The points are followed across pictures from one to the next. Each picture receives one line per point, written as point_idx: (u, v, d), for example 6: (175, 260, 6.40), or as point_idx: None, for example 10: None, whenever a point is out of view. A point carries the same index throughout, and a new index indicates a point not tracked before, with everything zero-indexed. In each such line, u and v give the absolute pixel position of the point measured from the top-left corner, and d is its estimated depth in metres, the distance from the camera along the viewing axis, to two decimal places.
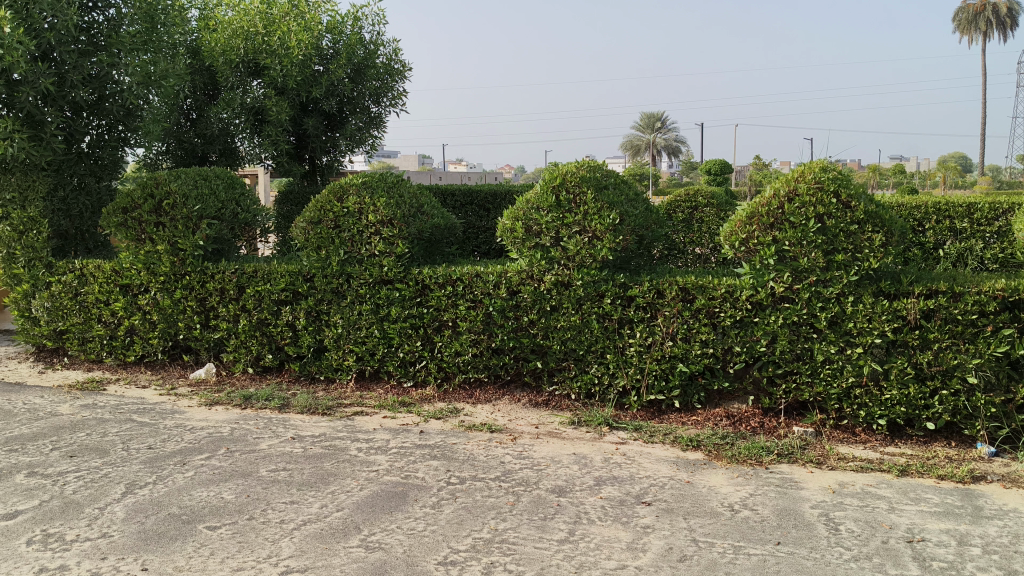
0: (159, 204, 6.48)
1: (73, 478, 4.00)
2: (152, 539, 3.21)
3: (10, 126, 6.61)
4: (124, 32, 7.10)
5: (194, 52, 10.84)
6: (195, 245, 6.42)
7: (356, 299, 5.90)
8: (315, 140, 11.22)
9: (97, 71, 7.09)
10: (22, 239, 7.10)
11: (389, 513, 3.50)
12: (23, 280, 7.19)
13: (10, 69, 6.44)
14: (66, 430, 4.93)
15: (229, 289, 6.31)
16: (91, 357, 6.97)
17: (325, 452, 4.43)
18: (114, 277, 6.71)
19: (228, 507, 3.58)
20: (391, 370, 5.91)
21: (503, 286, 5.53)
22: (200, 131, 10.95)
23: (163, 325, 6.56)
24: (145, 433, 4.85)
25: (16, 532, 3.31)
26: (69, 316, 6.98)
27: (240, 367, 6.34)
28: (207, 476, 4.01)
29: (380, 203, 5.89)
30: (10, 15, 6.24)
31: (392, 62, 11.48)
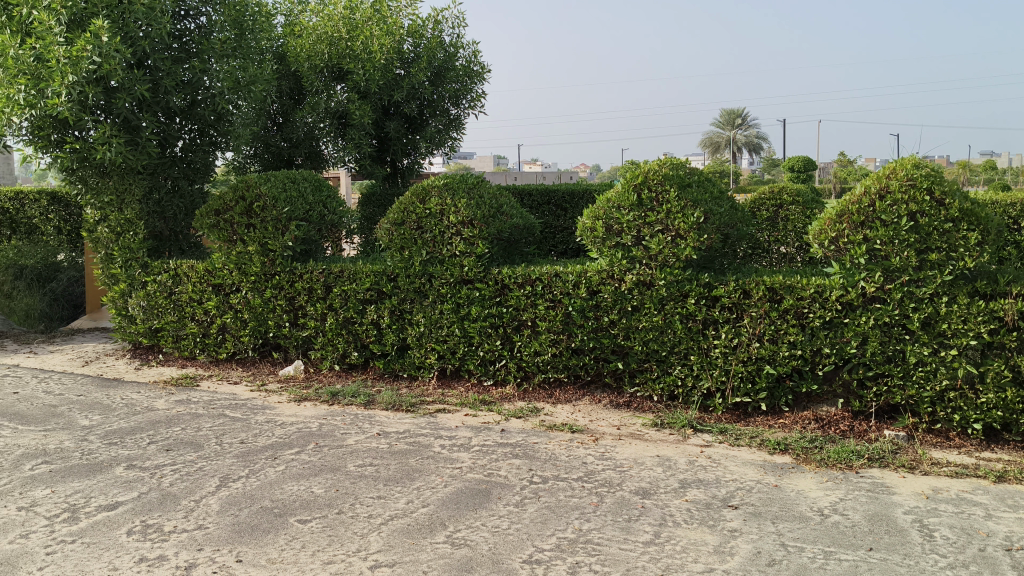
0: (250, 207, 6.66)
1: (170, 471, 4.13)
2: (246, 532, 3.30)
3: (108, 131, 6.87)
4: (215, 39, 7.32)
5: (281, 58, 11.00)
6: (284, 246, 6.57)
7: (438, 298, 5.97)
8: (397, 143, 11.42)
9: (190, 77, 7.34)
10: (119, 240, 7.39)
11: (474, 511, 3.52)
12: (120, 279, 7.47)
13: (108, 76, 6.69)
14: (162, 424, 5.10)
15: (316, 289, 6.44)
16: (184, 354, 7.19)
17: (409, 449, 4.48)
18: (206, 276, 6.93)
19: (318, 501, 3.65)
20: (472, 368, 5.95)
21: (584, 286, 5.51)
22: (287, 136, 11.18)
23: (253, 323, 6.74)
24: (237, 428, 4.99)
25: (117, 522, 3.44)
26: (164, 314, 7.23)
27: (326, 364, 6.46)
28: (297, 470, 4.11)
29: (462, 203, 5.91)
30: (107, 24, 6.46)
31: (472, 64, 11.59)
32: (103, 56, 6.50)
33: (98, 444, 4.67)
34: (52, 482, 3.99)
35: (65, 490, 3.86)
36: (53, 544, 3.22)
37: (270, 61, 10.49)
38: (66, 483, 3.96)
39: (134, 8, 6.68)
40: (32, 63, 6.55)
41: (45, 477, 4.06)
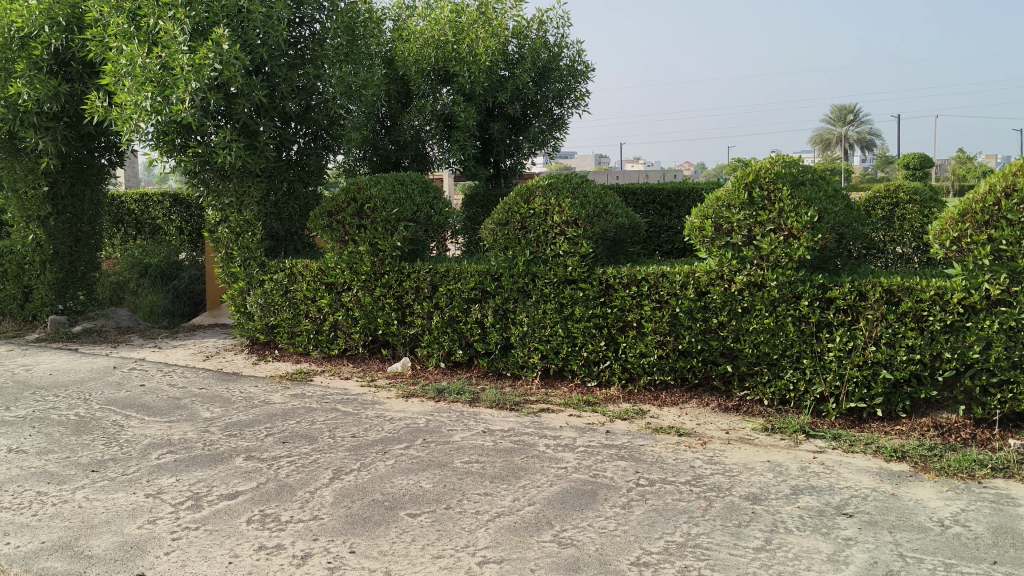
0: (361, 208, 6.84)
1: (286, 462, 4.29)
2: (359, 523, 3.39)
3: (228, 136, 7.16)
4: (328, 45, 7.53)
5: (389, 62, 11.18)
6: (393, 246, 6.69)
7: (542, 298, 6.00)
8: (500, 144, 11.51)
9: (304, 82, 7.57)
10: (239, 241, 7.67)
11: (581, 511, 3.53)
12: (239, 278, 7.76)
13: (228, 82, 6.98)
14: (279, 417, 5.29)
15: (423, 288, 6.56)
16: (299, 349, 7.45)
17: (515, 447, 4.52)
18: (319, 276, 7.14)
19: (427, 496, 3.72)
20: (576, 368, 5.96)
21: (692, 287, 5.44)
22: (395, 139, 11.34)
23: (364, 321, 6.91)
24: (349, 421, 5.13)
25: (238, 511, 3.58)
26: (280, 312, 7.49)
27: (433, 362, 6.58)
28: (406, 465, 4.19)
29: (566, 203, 5.90)
30: (228, 33, 6.73)
31: (576, 63, 11.59)
32: (223, 63, 6.79)
33: (218, 435, 4.88)
34: (177, 471, 4.19)
35: (189, 479, 4.04)
36: (178, 530, 3.37)
37: (379, 65, 10.71)
38: (190, 472, 4.14)
39: (252, 17, 6.93)
40: (158, 71, 6.87)
41: (171, 466, 4.26)
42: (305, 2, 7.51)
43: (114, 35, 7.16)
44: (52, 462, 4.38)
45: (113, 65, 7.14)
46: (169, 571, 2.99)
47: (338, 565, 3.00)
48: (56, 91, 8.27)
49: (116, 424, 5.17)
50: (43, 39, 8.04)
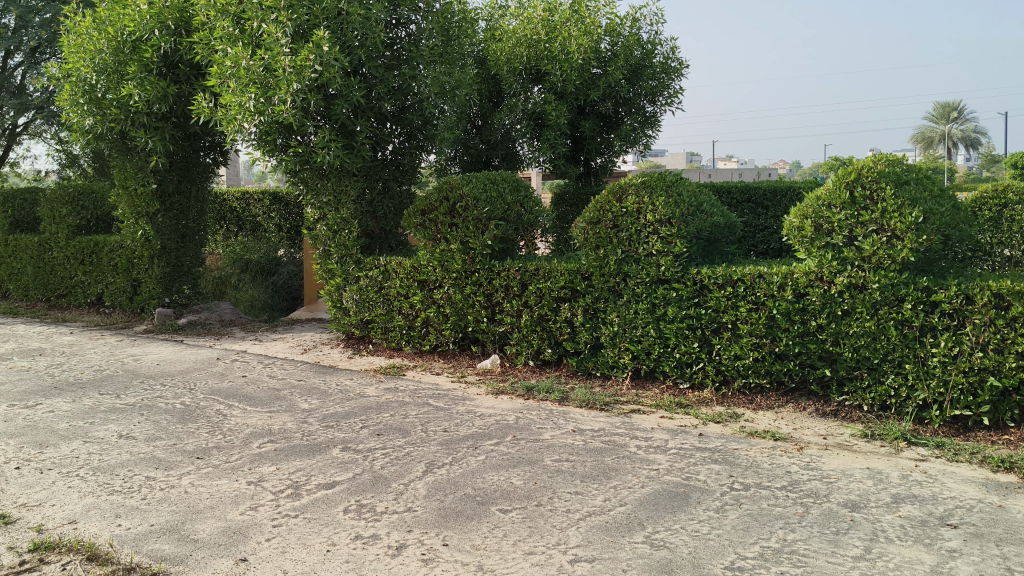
0: (453, 207, 6.93)
1: (381, 454, 4.38)
2: (451, 517, 3.44)
3: (327, 135, 7.36)
4: (424, 46, 7.64)
5: (481, 62, 11.27)
6: (484, 245, 6.75)
7: (633, 298, 5.96)
8: (591, 143, 11.50)
9: (400, 82, 7.71)
10: (336, 238, 7.85)
11: (673, 513, 3.51)
12: (335, 274, 7.95)
13: (327, 83, 7.16)
14: (373, 410, 5.41)
15: (514, 286, 6.60)
16: (391, 344, 7.59)
17: (606, 447, 4.52)
18: (413, 272, 7.25)
19: (518, 492, 3.75)
20: (668, 370, 5.89)
21: (790, 288, 5.33)
22: (485, 138, 11.39)
23: (455, 317, 6.99)
24: (441, 416, 5.22)
25: (334, 500, 3.68)
26: (374, 307, 7.65)
27: (521, 359, 6.61)
28: (497, 461, 4.23)
29: (659, 202, 5.88)
30: (328, 35, 6.90)
31: (670, 61, 11.51)
32: (323, 65, 6.97)
33: (316, 426, 5.01)
34: (277, 460, 4.32)
35: (288, 468, 4.16)
36: (279, 518, 3.48)
37: (471, 65, 10.81)
38: (289, 462, 4.27)
39: (352, 19, 7.07)
40: (261, 73, 7.09)
41: (271, 455, 4.40)
42: (402, 4, 7.63)
43: (220, 38, 7.43)
44: (160, 449, 4.57)
45: (218, 67, 7.40)
46: (270, 556, 3.09)
47: (432, 557, 3.05)
48: (165, 93, 8.62)
49: (219, 414, 5.36)
50: (153, 42, 8.38)
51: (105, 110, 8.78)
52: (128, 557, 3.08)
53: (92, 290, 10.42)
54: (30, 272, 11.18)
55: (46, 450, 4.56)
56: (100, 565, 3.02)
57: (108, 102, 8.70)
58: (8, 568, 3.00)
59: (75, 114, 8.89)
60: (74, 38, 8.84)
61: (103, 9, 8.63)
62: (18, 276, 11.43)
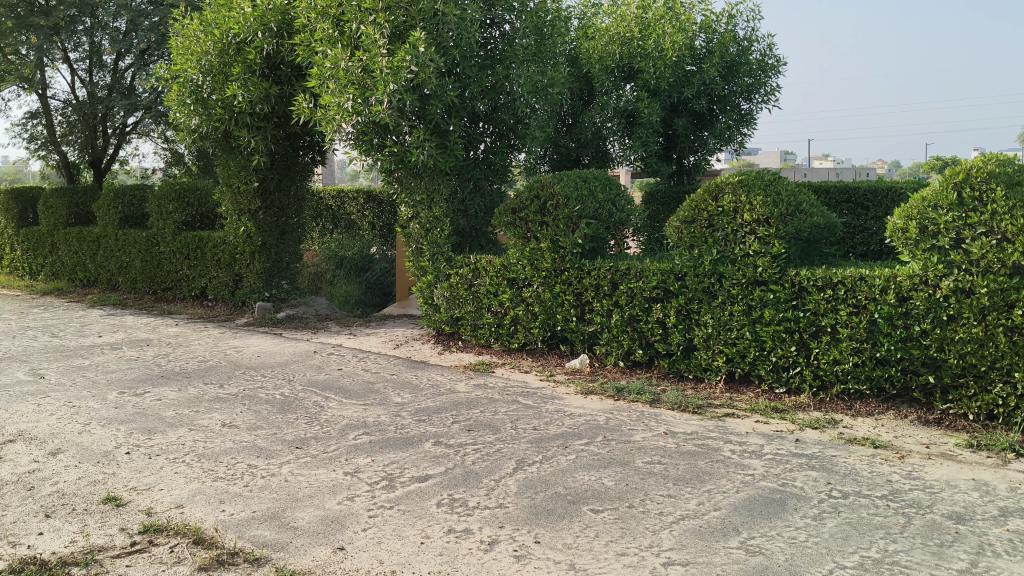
0: (544, 205, 6.96)
1: (472, 449, 4.43)
2: (543, 515, 3.46)
3: (422, 135, 7.47)
4: (518, 46, 7.67)
5: (573, 60, 11.23)
6: (574, 243, 6.75)
7: (728, 299, 5.88)
8: (684, 140, 11.39)
9: (493, 82, 7.77)
10: (428, 236, 7.96)
11: (768, 519, 3.45)
12: (427, 271, 8.07)
13: (423, 84, 7.27)
14: (464, 405, 5.47)
15: (604, 286, 6.58)
16: (481, 341, 7.66)
17: (698, 451, 4.47)
18: (503, 271, 7.30)
19: (610, 493, 3.75)
20: (763, 374, 5.78)
21: (892, 292, 5.17)
22: (576, 137, 11.32)
23: (544, 316, 7.01)
24: (531, 414, 5.24)
25: (428, 493, 3.74)
26: (464, 305, 7.73)
27: (611, 360, 6.58)
28: (588, 461, 4.24)
29: (757, 202, 5.80)
30: (425, 36, 7.00)
31: (766, 57, 11.34)
32: (419, 66, 7.08)
33: (409, 420, 5.10)
34: (372, 452, 4.41)
35: (382, 460, 4.25)
36: (374, 508, 3.56)
37: (564, 62, 10.83)
38: (383, 454, 4.36)
39: (447, 20, 7.15)
40: (360, 73, 7.26)
41: (366, 447, 4.50)
42: (496, 4, 7.67)
43: (321, 40, 7.62)
44: (261, 438, 4.72)
45: (319, 68, 7.59)
46: (366, 546, 3.16)
47: (524, 554, 3.08)
48: (267, 93, 8.88)
49: (316, 405, 5.51)
50: (257, 44, 8.63)
51: (210, 110, 9.12)
52: (232, 542, 3.20)
53: (196, 283, 10.82)
54: (138, 266, 11.68)
55: (154, 436, 4.76)
56: (206, 548, 3.14)
57: (213, 102, 9.04)
58: (121, 548, 3.14)
59: (182, 114, 9.27)
60: (182, 41, 9.19)
61: (209, 12, 8.94)
62: (127, 269, 11.94)
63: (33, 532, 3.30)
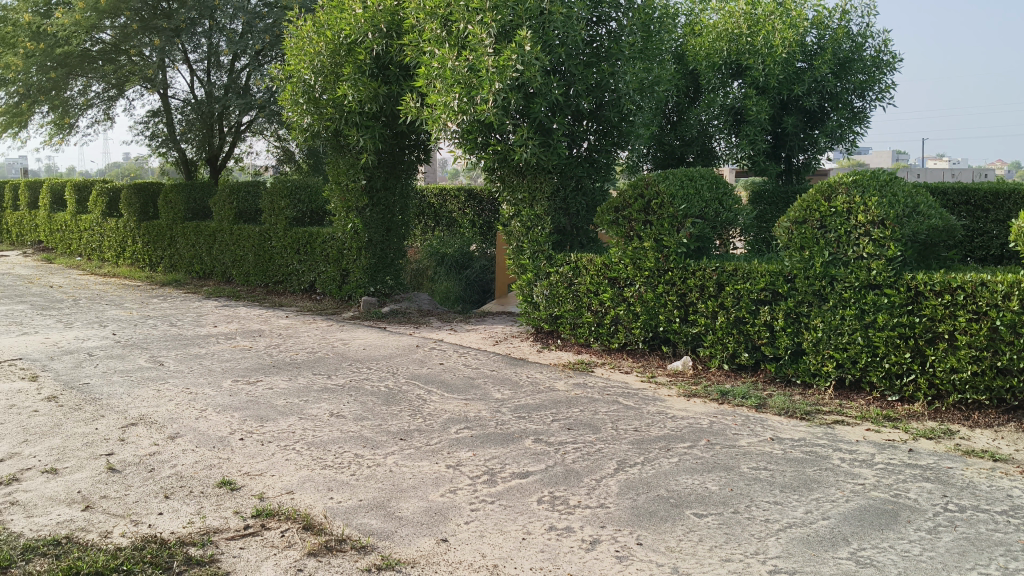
0: (648, 204, 6.91)
1: (573, 448, 4.43)
2: (645, 517, 3.44)
3: (526, 134, 7.49)
4: (624, 42, 7.58)
5: (680, 58, 11.05)
6: (679, 243, 6.68)
7: (839, 302, 5.70)
8: (794, 138, 11.12)
9: (598, 79, 7.73)
10: (529, 234, 8.00)
11: (880, 531, 3.34)
12: (528, 269, 8.11)
13: (528, 83, 7.30)
14: (564, 404, 5.48)
15: (709, 287, 6.48)
16: (580, 341, 7.65)
17: (806, 458, 4.36)
18: (604, 269, 7.27)
19: (713, 497, 3.69)
20: (875, 381, 5.59)
21: (1016, 298, 4.95)
22: (681, 135, 11.11)
23: (646, 316, 6.94)
24: (632, 415, 5.20)
25: (529, 490, 3.76)
26: (564, 303, 7.73)
27: (716, 363, 6.46)
28: (691, 464, 4.18)
29: (872, 203, 5.62)
30: (530, 34, 7.03)
31: (881, 54, 10.96)
32: (525, 64, 7.10)
33: (509, 416, 5.14)
34: (473, 446, 4.46)
35: (484, 455, 4.29)
36: (476, 502, 3.60)
37: (672, 58, 10.63)
38: (485, 449, 4.40)
39: (554, 18, 7.16)
40: (466, 73, 7.33)
41: (468, 441, 4.55)
42: (602, 1, 7.67)
43: (429, 40, 7.75)
44: (367, 428, 4.83)
45: (426, 68, 7.72)
46: (469, 539, 3.20)
47: (627, 555, 3.06)
48: (376, 93, 9.07)
49: (419, 398, 5.60)
50: (367, 44, 8.82)
51: (322, 109, 9.39)
52: (340, 529, 3.28)
53: (305, 277, 11.14)
54: (251, 259, 12.10)
55: (266, 423, 4.92)
56: (316, 534, 3.23)
57: (324, 101, 9.31)
58: (235, 530, 3.26)
59: (294, 113, 9.55)
60: (296, 41, 9.46)
61: (323, 14, 9.20)
62: (241, 262, 12.38)
63: (153, 511, 3.46)
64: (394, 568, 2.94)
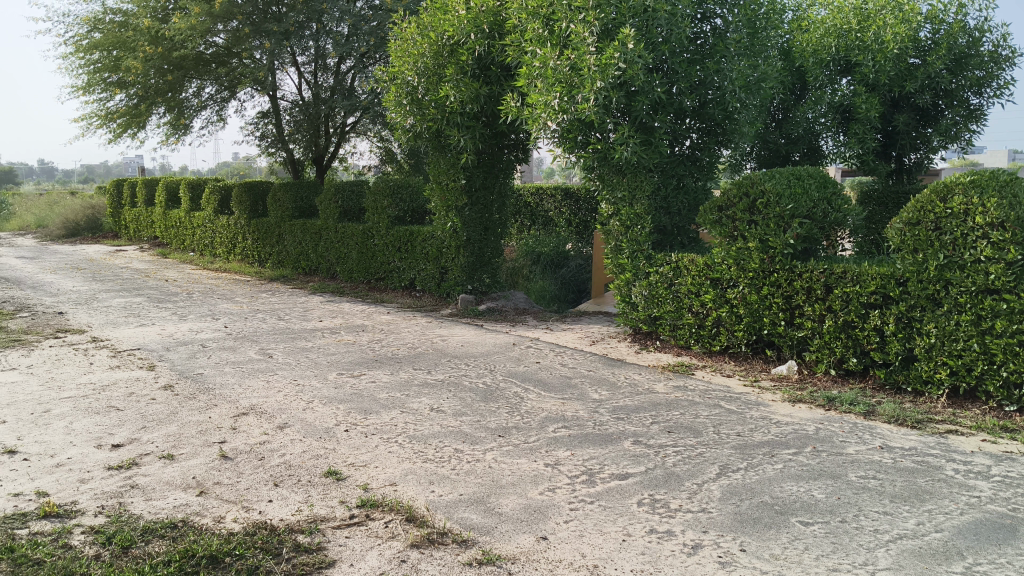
0: (753, 204, 6.78)
1: (673, 451, 4.38)
2: (749, 523, 3.37)
3: (627, 132, 7.46)
4: (730, 39, 7.46)
5: (786, 53, 10.74)
6: (786, 244, 6.53)
7: (955, 307, 5.48)
8: (905, 137, 10.79)
9: (702, 77, 7.58)
10: (629, 233, 7.94)
11: (998, 546, 3.19)
12: (627, 269, 8.06)
13: (630, 81, 7.22)
14: (663, 406, 5.42)
15: (817, 289, 6.30)
16: (680, 342, 7.56)
17: (918, 468, 4.20)
18: (706, 270, 7.17)
19: (819, 505, 3.60)
20: (992, 390, 5.35)
21: None
22: (786, 132, 10.84)
23: (749, 318, 6.81)
24: (734, 419, 5.11)
25: (629, 492, 3.73)
26: (664, 304, 7.65)
27: (822, 368, 6.29)
28: (796, 471, 4.08)
29: (991, 203, 5.35)
30: (634, 32, 6.94)
31: (1000, 48, 10.42)
32: (627, 62, 7.01)
33: (608, 417, 5.11)
34: (572, 445, 4.46)
35: (582, 455, 4.28)
36: (575, 502, 3.59)
37: (779, 56, 10.32)
38: (583, 449, 4.39)
39: (658, 15, 7.08)
40: (568, 72, 7.37)
41: (566, 441, 4.55)
42: None
43: (531, 40, 7.79)
44: (466, 424, 4.88)
45: (528, 68, 7.77)
46: (569, 538, 3.20)
47: (729, 561, 3.01)
48: (477, 93, 9.13)
49: (517, 396, 5.62)
50: (469, 45, 8.90)
51: (424, 110, 9.55)
52: (441, 523, 3.32)
53: (406, 275, 11.33)
54: (354, 256, 12.36)
55: (369, 416, 5.03)
56: (418, 527, 3.28)
57: (427, 103, 9.47)
58: (341, 520, 3.34)
59: (398, 114, 9.74)
60: (401, 44, 9.64)
61: (426, 16, 9.33)
62: (345, 259, 12.67)
63: (263, 499, 3.57)
64: (495, 564, 2.96)
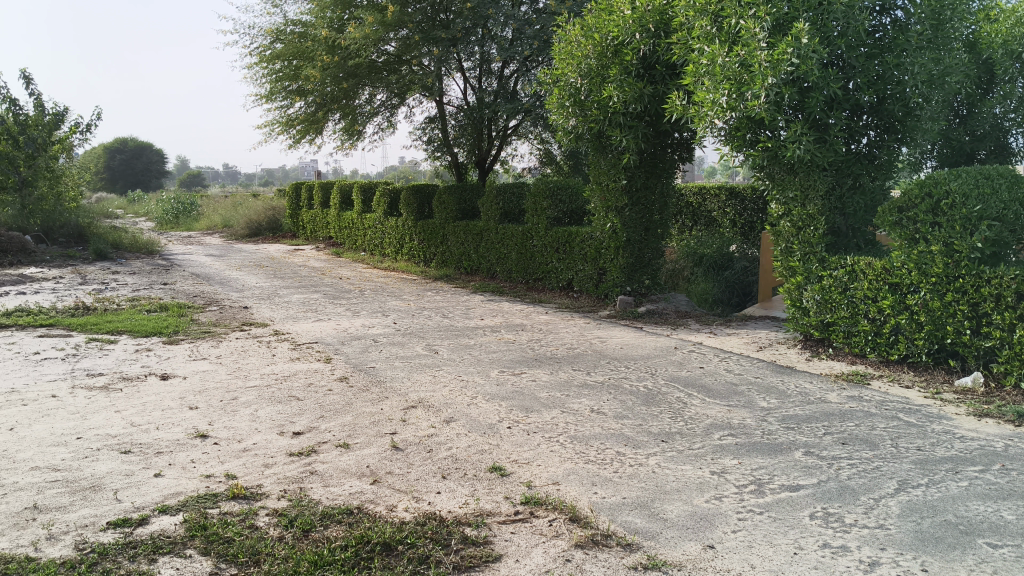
0: (936, 204, 6.45)
1: (848, 464, 4.20)
2: (931, 542, 3.19)
3: (799, 130, 7.17)
4: (911, 32, 7.10)
5: (971, 45, 10.03)
6: (973, 246, 6.13)
7: None
8: None
9: (881, 72, 7.25)
10: (801, 235, 7.68)
11: None
12: (797, 271, 7.80)
13: (804, 76, 6.96)
14: (836, 417, 5.20)
15: (1007, 296, 5.86)
16: (854, 350, 7.23)
17: None
18: (884, 275, 6.81)
19: (1010, 527, 3.35)
20: None
21: None
22: (971, 129, 10.17)
23: (930, 326, 6.41)
24: (914, 433, 4.83)
25: (800, 504, 3.61)
26: (838, 309, 7.34)
27: (1012, 381, 5.85)
28: (983, 490, 3.82)
29: None
30: (808, 27, 6.68)
31: None
32: (801, 57, 6.76)
33: (776, 426, 4.95)
34: (738, 454, 4.36)
35: (750, 464, 4.17)
36: (743, 511, 3.51)
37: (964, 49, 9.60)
38: (751, 458, 4.28)
39: (834, 9, 6.79)
40: (737, 69, 7.21)
41: (732, 448, 4.45)
42: None
43: (698, 38, 7.67)
44: (628, 427, 4.86)
45: (695, 66, 7.66)
46: (737, 548, 3.13)
47: None
48: (641, 93, 9.05)
49: (679, 401, 5.54)
50: (634, 45, 8.82)
51: (587, 111, 9.57)
52: (605, 524, 3.33)
53: (565, 275, 11.37)
54: (514, 257, 12.53)
55: (531, 414, 5.10)
56: (582, 527, 3.30)
57: (590, 104, 9.47)
58: (506, 515, 3.40)
59: (561, 116, 9.82)
60: (564, 46, 9.70)
61: (591, 17, 9.34)
62: (506, 260, 12.86)
63: (432, 490, 3.68)
64: (661, 569, 2.93)
